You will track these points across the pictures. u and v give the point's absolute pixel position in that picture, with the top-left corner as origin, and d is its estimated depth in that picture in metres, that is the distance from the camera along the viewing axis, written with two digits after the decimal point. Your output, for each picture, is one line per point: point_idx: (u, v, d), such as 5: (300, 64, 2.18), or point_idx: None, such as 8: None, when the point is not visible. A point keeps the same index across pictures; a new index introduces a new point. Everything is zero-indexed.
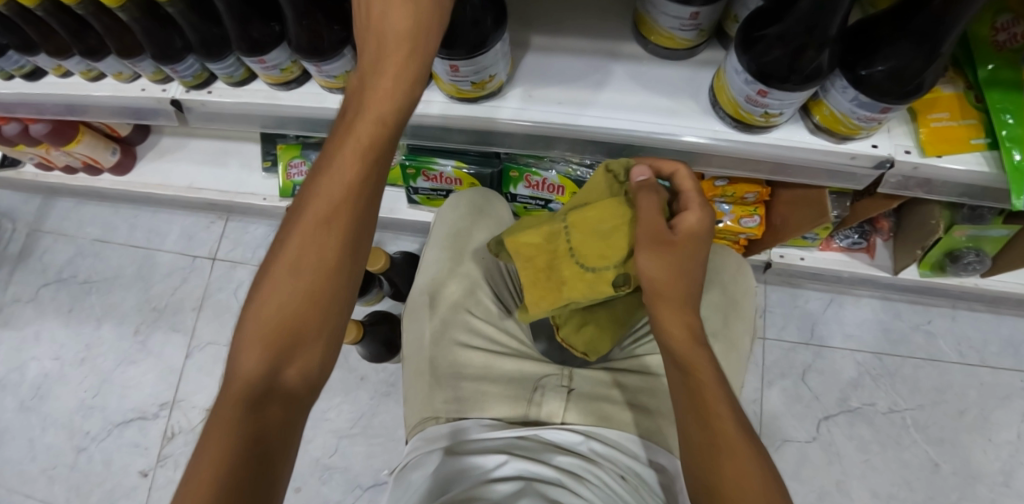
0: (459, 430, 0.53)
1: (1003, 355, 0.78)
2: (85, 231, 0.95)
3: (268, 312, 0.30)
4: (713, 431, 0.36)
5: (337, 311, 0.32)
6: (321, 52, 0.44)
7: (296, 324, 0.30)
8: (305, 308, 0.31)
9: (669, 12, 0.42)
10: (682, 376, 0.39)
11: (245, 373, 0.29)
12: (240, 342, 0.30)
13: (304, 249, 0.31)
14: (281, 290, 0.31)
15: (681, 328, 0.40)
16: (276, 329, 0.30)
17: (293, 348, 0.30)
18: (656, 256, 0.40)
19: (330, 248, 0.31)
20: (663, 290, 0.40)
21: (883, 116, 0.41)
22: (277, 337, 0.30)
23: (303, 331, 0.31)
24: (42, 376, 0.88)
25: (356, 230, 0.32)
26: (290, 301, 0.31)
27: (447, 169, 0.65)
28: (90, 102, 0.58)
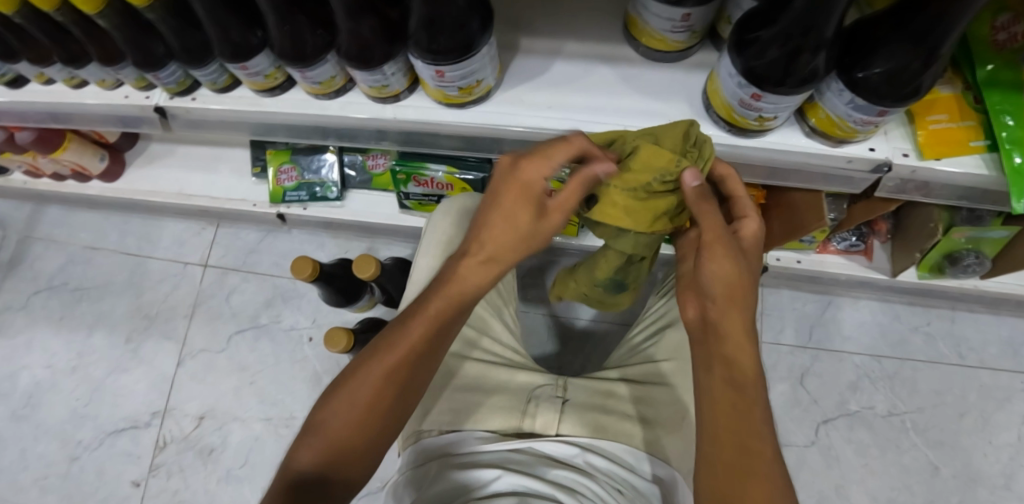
0: (453, 443, 0.51)
1: (1002, 356, 0.77)
2: (76, 237, 0.94)
3: (328, 424, 0.37)
4: (746, 455, 0.32)
5: (382, 437, 0.39)
6: (305, 57, 0.43)
7: (348, 442, 0.37)
8: (358, 432, 0.37)
9: (660, 13, 0.41)
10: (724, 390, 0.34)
11: (302, 467, 0.37)
12: (305, 438, 0.38)
13: (373, 387, 0.38)
14: (342, 415, 0.37)
15: (747, 354, 0.35)
16: (332, 444, 0.37)
17: (340, 463, 0.37)
18: (724, 263, 0.36)
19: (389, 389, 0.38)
20: (733, 297, 0.36)
21: (879, 119, 0.40)
22: (334, 450, 0.37)
23: (353, 448, 0.37)
24: (33, 384, 0.87)
25: (416, 377, 0.39)
26: (351, 420, 0.37)
27: (439, 174, 0.62)
28: (73, 110, 0.57)
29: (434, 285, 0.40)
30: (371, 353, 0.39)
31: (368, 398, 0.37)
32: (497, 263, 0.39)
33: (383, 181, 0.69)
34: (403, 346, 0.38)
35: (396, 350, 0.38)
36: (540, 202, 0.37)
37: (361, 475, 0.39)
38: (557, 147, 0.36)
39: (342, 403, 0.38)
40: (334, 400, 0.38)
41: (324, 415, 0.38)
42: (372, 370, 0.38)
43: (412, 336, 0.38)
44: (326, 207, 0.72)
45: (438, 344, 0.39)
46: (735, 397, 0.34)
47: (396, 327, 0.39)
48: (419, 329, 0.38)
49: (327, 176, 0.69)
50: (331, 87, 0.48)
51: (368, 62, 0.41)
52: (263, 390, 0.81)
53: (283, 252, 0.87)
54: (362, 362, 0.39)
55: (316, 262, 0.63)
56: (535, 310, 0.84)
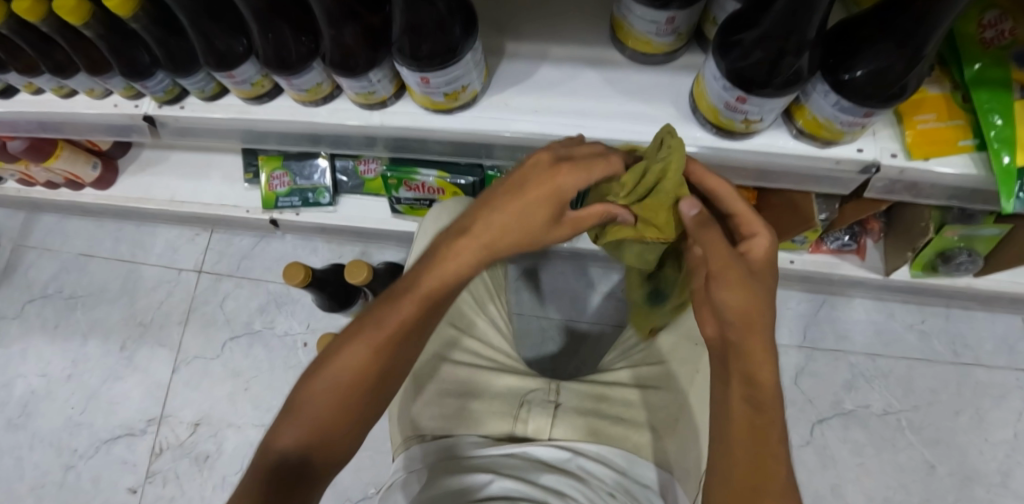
0: (448, 447, 0.51)
1: (998, 354, 0.77)
2: (70, 245, 0.94)
3: (309, 406, 0.36)
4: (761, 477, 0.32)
5: (366, 418, 0.38)
6: (290, 66, 0.43)
7: (330, 425, 0.37)
8: (339, 414, 0.37)
9: (642, 17, 0.41)
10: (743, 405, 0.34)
11: (284, 445, 0.36)
12: (287, 419, 0.37)
13: (355, 367, 0.37)
14: (325, 396, 0.37)
15: (768, 372, 0.34)
16: (314, 427, 0.36)
17: (324, 445, 0.37)
18: (742, 295, 0.34)
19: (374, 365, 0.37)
20: (751, 320, 0.34)
21: (866, 120, 0.39)
22: (318, 428, 0.36)
23: (337, 428, 0.37)
24: (29, 392, 0.88)
25: (398, 360, 0.38)
26: (335, 397, 0.37)
27: (430, 179, 0.62)
28: (62, 119, 0.57)
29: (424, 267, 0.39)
30: (355, 331, 0.38)
31: (349, 379, 0.37)
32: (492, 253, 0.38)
33: (374, 186, 0.69)
34: (388, 326, 0.37)
35: (384, 327, 0.37)
36: (559, 209, 0.37)
37: (342, 456, 0.38)
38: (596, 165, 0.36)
39: (328, 380, 0.37)
40: (317, 381, 0.37)
41: (308, 395, 0.37)
42: (353, 349, 0.37)
43: (396, 317, 0.37)
44: (318, 213, 0.72)
45: (422, 329, 0.39)
46: (753, 416, 0.33)
47: (381, 311, 0.38)
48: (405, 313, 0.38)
49: (319, 182, 0.69)
50: (318, 94, 0.47)
51: (352, 70, 0.41)
52: (258, 396, 0.81)
53: (277, 258, 0.87)
54: (345, 342, 0.38)
55: (308, 268, 0.63)
56: (529, 313, 0.84)
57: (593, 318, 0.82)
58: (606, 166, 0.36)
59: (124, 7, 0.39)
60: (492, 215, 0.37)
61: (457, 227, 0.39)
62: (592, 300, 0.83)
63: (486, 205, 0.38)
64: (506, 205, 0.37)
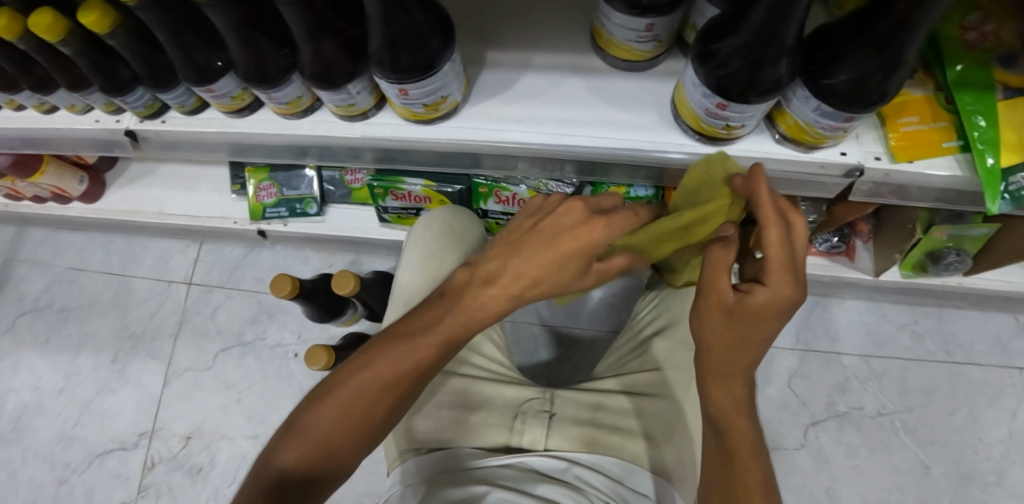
0: (441, 460, 0.51)
1: (991, 353, 0.76)
2: (60, 259, 0.94)
3: (316, 427, 0.36)
4: (744, 490, 0.34)
5: (372, 439, 0.38)
6: (269, 79, 0.42)
7: (336, 446, 0.36)
8: (344, 437, 0.36)
9: (626, 28, 0.41)
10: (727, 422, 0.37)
11: (286, 464, 0.36)
12: (291, 437, 0.36)
13: (370, 394, 0.36)
14: (336, 422, 0.36)
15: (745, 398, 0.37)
16: (315, 447, 0.36)
17: (327, 463, 0.36)
18: (721, 324, 0.35)
19: (387, 393, 0.37)
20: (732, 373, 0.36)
21: (848, 125, 0.39)
22: (320, 450, 0.36)
23: (342, 449, 0.37)
24: (20, 407, 0.87)
25: (411, 390, 0.38)
26: (342, 419, 0.36)
27: (416, 188, 0.62)
28: (45, 135, 0.57)
29: (450, 303, 0.38)
30: (376, 356, 0.37)
31: (362, 405, 0.36)
32: (524, 298, 0.37)
33: (362, 196, 0.69)
34: (411, 360, 0.36)
35: (400, 364, 0.36)
36: (589, 260, 0.36)
37: (345, 474, 0.38)
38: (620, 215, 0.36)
39: (335, 403, 0.36)
40: (325, 403, 0.36)
41: (318, 419, 0.36)
42: (370, 377, 0.36)
43: (411, 359, 0.36)
44: (307, 223, 0.72)
45: (442, 363, 0.38)
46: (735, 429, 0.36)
47: (398, 346, 0.37)
48: (431, 349, 0.37)
49: (307, 191, 0.69)
50: (298, 106, 0.47)
51: (331, 82, 0.41)
52: (250, 407, 0.81)
53: (268, 268, 0.87)
54: (360, 368, 0.37)
55: (296, 279, 0.62)
56: (521, 319, 0.84)
57: (586, 323, 0.82)
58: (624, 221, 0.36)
59: (100, 23, 0.39)
60: (522, 262, 0.36)
61: (488, 264, 0.37)
62: (586, 305, 0.82)
63: (518, 252, 0.36)
64: (538, 251, 0.35)
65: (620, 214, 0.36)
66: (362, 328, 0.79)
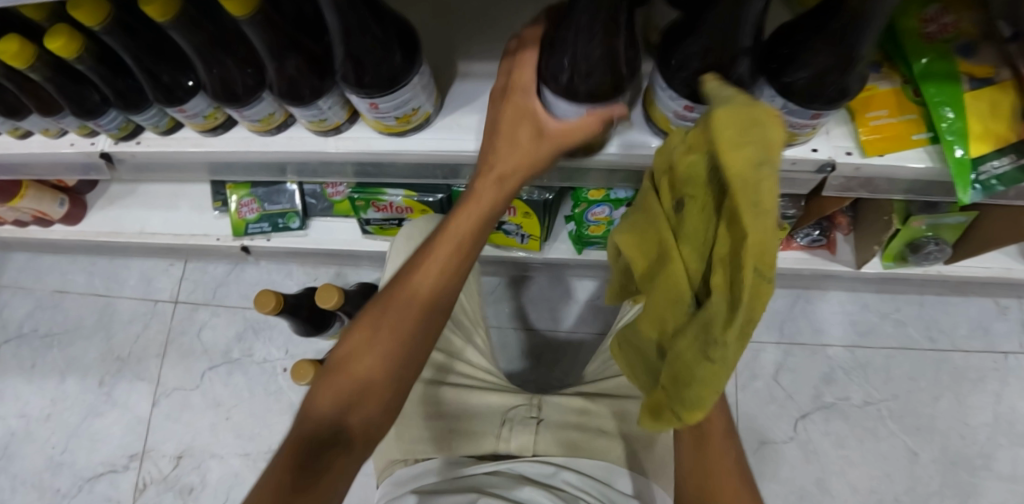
0: (426, 473, 0.51)
1: (973, 337, 0.77)
2: (43, 282, 0.94)
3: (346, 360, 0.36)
4: (715, 454, 0.41)
5: (409, 372, 0.37)
6: (238, 98, 0.43)
7: (372, 380, 0.36)
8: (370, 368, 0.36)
9: (564, 110, 0.34)
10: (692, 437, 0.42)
11: (316, 416, 0.35)
12: (319, 387, 0.36)
13: (381, 329, 0.36)
14: (357, 363, 0.36)
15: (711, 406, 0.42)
16: (348, 386, 0.35)
17: (354, 402, 0.35)
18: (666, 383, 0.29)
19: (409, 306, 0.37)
20: None
21: (815, 121, 0.40)
22: (344, 394, 0.35)
23: (371, 381, 0.36)
24: (8, 434, 0.87)
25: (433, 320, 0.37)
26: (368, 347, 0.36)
27: (397, 199, 0.62)
28: (19, 160, 0.57)
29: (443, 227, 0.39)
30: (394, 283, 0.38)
31: (384, 332, 0.36)
32: (509, 181, 0.36)
33: (343, 209, 0.69)
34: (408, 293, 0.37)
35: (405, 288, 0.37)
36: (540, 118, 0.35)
37: (381, 418, 0.36)
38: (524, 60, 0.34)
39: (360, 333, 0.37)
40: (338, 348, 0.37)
41: (330, 366, 0.37)
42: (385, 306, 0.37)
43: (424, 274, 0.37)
44: (289, 237, 0.72)
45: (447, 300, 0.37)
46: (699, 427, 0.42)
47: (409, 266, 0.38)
48: (427, 277, 0.37)
49: (290, 206, 0.68)
50: (271, 124, 0.47)
51: (301, 99, 0.41)
52: (239, 424, 0.81)
53: (253, 284, 0.87)
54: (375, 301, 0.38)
55: (279, 294, 0.62)
56: (507, 325, 0.84)
57: (572, 327, 0.82)
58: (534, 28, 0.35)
59: (68, 49, 0.39)
60: (486, 157, 0.37)
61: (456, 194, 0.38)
62: (573, 306, 0.83)
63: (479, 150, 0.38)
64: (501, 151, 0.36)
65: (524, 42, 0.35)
66: None
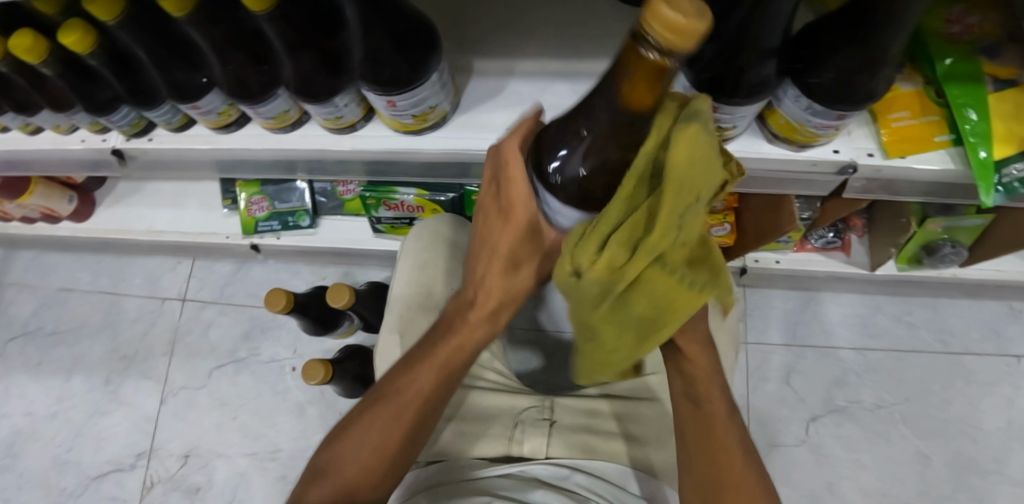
0: (437, 474, 0.50)
1: (986, 341, 0.77)
2: (49, 280, 0.93)
3: (347, 456, 0.40)
4: (725, 460, 0.40)
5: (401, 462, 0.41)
6: (252, 95, 0.42)
7: (383, 459, 0.40)
8: (367, 465, 0.40)
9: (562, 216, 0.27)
10: (695, 428, 0.41)
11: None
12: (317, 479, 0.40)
13: (379, 428, 0.40)
14: (356, 460, 0.40)
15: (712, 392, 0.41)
16: (348, 479, 0.39)
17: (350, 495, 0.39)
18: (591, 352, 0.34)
19: (405, 411, 0.40)
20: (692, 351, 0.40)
21: (839, 123, 0.39)
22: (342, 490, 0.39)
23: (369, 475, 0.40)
24: (14, 433, 0.86)
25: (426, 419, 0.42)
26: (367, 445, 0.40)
27: (408, 198, 0.62)
28: (29, 157, 0.56)
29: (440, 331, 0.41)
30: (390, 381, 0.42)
31: (382, 434, 0.40)
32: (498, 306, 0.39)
33: (354, 207, 0.68)
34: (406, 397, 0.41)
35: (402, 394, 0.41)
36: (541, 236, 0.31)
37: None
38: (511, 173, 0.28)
39: (361, 430, 0.40)
40: (339, 441, 0.41)
41: (330, 459, 0.40)
42: (384, 410, 0.40)
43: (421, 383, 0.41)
44: (298, 236, 0.71)
45: (449, 387, 0.42)
46: (705, 432, 0.41)
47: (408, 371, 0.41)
48: (430, 377, 0.41)
49: (301, 204, 0.68)
50: (285, 121, 0.47)
51: (315, 97, 0.41)
52: (247, 424, 0.80)
53: (260, 282, 0.86)
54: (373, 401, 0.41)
55: (290, 293, 0.62)
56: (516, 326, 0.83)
57: None
58: (518, 135, 0.28)
59: (82, 44, 0.38)
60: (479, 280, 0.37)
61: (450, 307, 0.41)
62: None
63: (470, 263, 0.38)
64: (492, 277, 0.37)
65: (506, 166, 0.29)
66: (359, 340, 0.79)
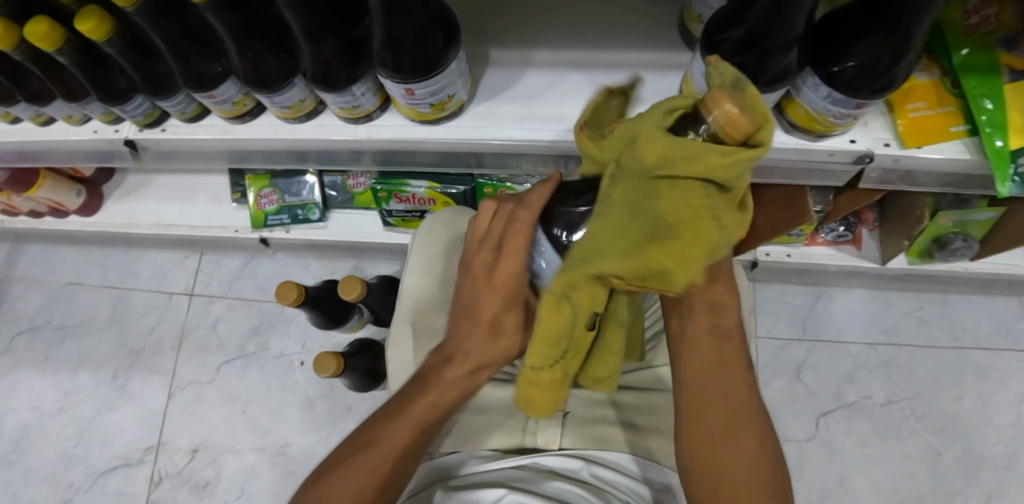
0: (452, 465, 0.51)
1: (996, 336, 0.77)
2: (56, 275, 0.93)
3: None
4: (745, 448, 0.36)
5: None
6: (269, 83, 0.41)
7: None
8: None
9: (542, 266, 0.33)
10: (713, 387, 0.37)
11: None
12: None
13: (353, 487, 0.37)
14: None
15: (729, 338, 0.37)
16: None
17: None
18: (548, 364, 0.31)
19: (382, 468, 0.37)
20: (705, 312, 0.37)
21: (858, 112, 0.39)
22: None
23: None
24: (21, 428, 0.86)
25: (400, 474, 0.38)
26: (340, 502, 0.36)
27: (420, 190, 0.62)
28: (41, 147, 0.56)
29: (417, 385, 0.39)
30: (368, 433, 0.39)
31: (353, 491, 0.36)
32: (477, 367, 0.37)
33: (365, 201, 0.68)
34: (383, 452, 0.37)
35: (380, 450, 0.37)
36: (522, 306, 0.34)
37: None
38: (517, 238, 0.31)
39: (336, 484, 0.37)
40: (308, 496, 0.38)
41: None
42: (359, 468, 0.37)
43: (399, 439, 0.38)
44: (309, 230, 0.71)
45: (427, 439, 0.39)
46: (726, 414, 0.36)
47: (385, 424, 0.38)
48: (407, 432, 0.38)
49: (308, 197, 0.68)
50: (301, 110, 0.46)
51: (335, 86, 0.40)
52: (256, 419, 0.80)
53: (269, 277, 0.86)
54: (350, 456, 0.38)
55: (301, 286, 0.62)
56: None
57: None
58: (531, 208, 0.30)
59: (98, 31, 0.38)
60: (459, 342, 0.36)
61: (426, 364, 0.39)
62: None
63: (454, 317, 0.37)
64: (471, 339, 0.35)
65: (512, 235, 0.31)
66: (369, 334, 0.79)
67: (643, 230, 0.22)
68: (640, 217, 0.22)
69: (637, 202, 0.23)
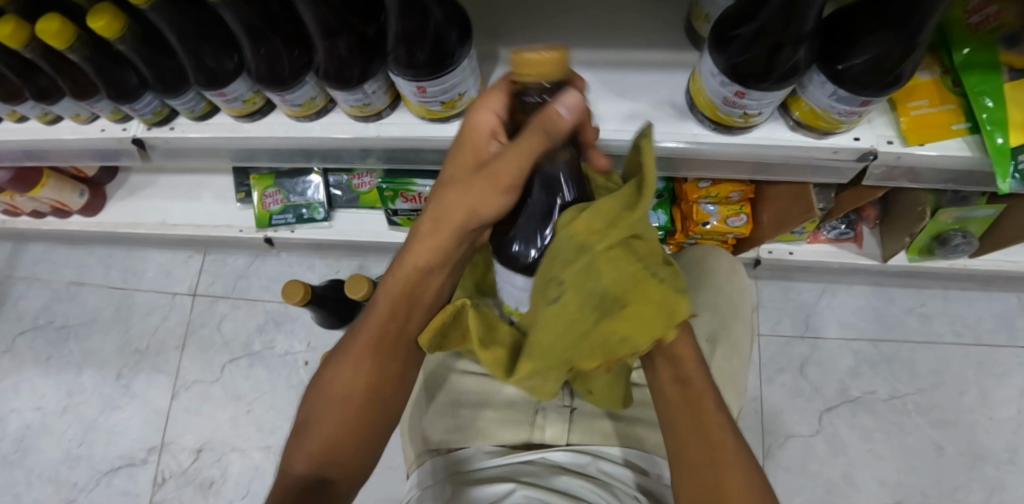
0: (460, 461, 0.50)
1: (997, 331, 0.78)
2: (59, 275, 0.93)
3: (334, 385, 0.39)
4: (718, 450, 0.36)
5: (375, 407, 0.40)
6: (282, 81, 0.42)
7: (353, 403, 0.39)
8: (343, 406, 0.39)
9: (514, 291, 0.34)
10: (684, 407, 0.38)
11: (293, 473, 0.37)
12: (296, 446, 0.39)
13: (354, 374, 0.39)
14: (327, 408, 0.39)
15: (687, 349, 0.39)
16: (320, 442, 0.38)
17: (330, 456, 0.38)
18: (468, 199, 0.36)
19: (369, 345, 0.39)
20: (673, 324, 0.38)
21: (862, 109, 0.39)
22: (320, 453, 0.37)
23: (340, 421, 0.38)
24: (24, 428, 0.85)
25: (392, 350, 0.40)
26: (346, 387, 0.39)
27: (426, 189, 0.61)
28: (48, 146, 0.56)
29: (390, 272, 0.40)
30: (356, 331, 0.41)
31: (356, 383, 0.39)
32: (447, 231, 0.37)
33: (370, 199, 0.68)
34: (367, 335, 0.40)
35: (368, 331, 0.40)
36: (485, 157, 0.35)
37: (357, 459, 0.39)
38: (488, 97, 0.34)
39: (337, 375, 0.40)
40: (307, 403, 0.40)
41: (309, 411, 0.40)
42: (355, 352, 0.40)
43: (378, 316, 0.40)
44: (313, 228, 0.71)
45: (410, 319, 0.40)
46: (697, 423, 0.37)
47: (362, 319, 0.41)
48: (383, 310, 0.40)
49: (313, 197, 0.68)
50: (312, 108, 0.47)
51: (347, 82, 0.41)
52: (261, 418, 0.80)
53: (275, 276, 0.86)
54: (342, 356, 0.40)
55: (308, 285, 0.61)
56: None
57: None
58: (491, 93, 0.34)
59: (110, 29, 0.38)
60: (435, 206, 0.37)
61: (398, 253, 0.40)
62: None
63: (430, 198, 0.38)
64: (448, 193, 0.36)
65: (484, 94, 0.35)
66: None
67: (597, 312, 0.27)
68: (591, 298, 0.27)
69: (582, 289, 0.27)
